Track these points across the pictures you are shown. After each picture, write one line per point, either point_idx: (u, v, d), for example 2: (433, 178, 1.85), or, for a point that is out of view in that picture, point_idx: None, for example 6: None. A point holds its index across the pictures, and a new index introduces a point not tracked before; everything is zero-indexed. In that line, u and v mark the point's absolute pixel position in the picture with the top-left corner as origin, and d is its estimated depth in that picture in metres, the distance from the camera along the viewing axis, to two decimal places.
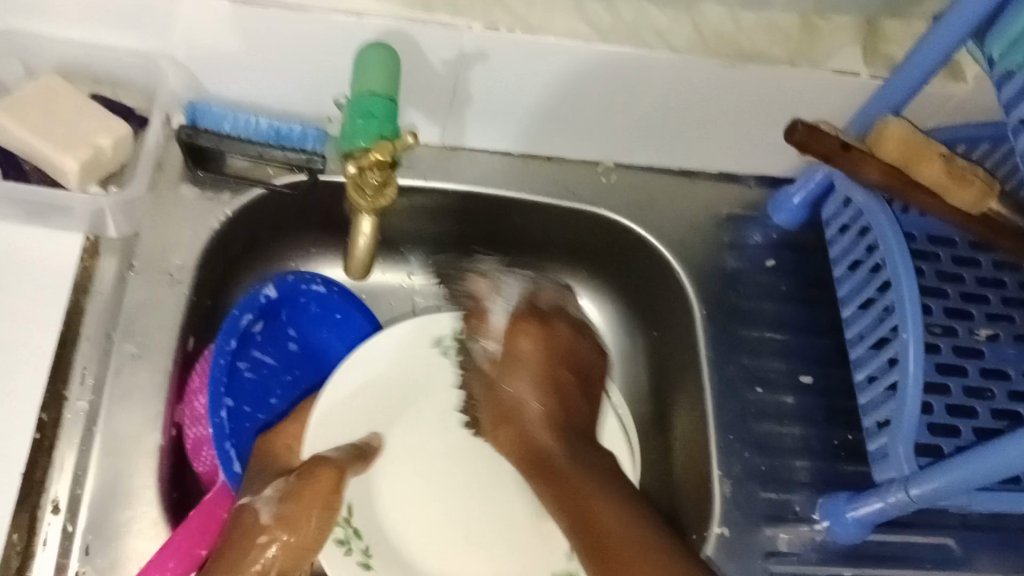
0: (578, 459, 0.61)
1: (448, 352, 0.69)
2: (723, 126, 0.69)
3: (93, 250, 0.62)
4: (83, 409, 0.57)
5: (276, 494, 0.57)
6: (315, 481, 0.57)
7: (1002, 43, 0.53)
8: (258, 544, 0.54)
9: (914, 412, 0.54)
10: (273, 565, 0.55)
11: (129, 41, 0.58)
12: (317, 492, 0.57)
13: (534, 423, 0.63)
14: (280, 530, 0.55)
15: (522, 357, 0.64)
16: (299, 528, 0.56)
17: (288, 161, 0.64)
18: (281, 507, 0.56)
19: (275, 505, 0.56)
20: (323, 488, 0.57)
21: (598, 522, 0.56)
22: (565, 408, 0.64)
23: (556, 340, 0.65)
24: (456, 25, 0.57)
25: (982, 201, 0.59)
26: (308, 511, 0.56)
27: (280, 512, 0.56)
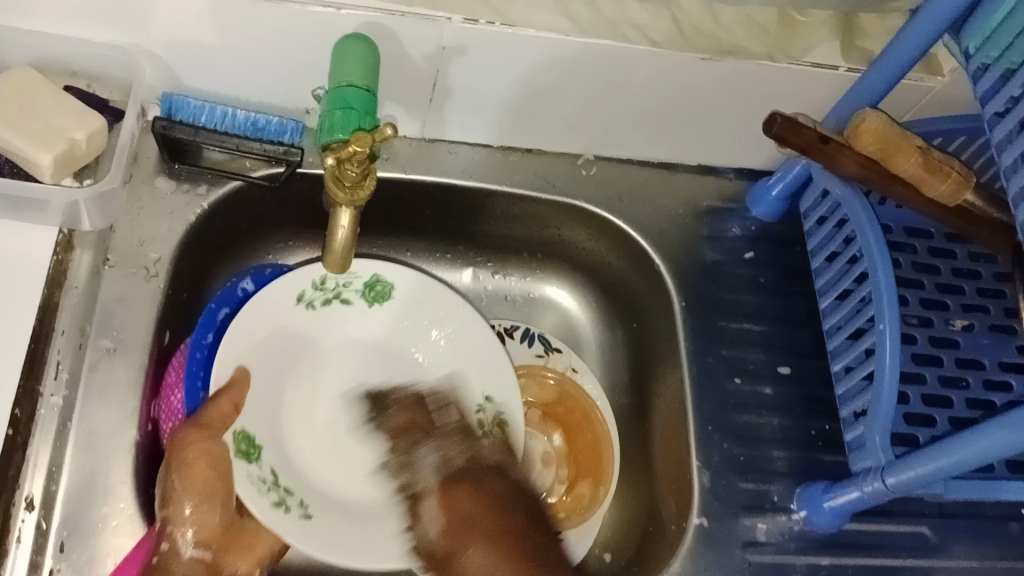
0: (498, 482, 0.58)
1: (313, 304, 0.66)
2: (703, 119, 0.69)
3: (67, 243, 0.61)
4: (58, 405, 0.57)
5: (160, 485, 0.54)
6: (178, 453, 0.54)
7: (978, 37, 0.54)
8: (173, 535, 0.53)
9: (891, 401, 0.55)
10: (184, 543, 0.54)
11: (103, 33, 0.57)
12: (194, 465, 0.54)
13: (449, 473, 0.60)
14: (165, 512, 0.53)
15: (467, 471, 0.59)
16: (174, 502, 0.54)
17: (266, 154, 0.63)
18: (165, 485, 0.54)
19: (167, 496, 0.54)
20: (199, 462, 0.55)
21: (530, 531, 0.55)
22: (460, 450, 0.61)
23: (485, 468, 0.59)
24: (434, 17, 0.57)
25: (957, 193, 0.60)
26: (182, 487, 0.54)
27: (163, 495, 0.54)
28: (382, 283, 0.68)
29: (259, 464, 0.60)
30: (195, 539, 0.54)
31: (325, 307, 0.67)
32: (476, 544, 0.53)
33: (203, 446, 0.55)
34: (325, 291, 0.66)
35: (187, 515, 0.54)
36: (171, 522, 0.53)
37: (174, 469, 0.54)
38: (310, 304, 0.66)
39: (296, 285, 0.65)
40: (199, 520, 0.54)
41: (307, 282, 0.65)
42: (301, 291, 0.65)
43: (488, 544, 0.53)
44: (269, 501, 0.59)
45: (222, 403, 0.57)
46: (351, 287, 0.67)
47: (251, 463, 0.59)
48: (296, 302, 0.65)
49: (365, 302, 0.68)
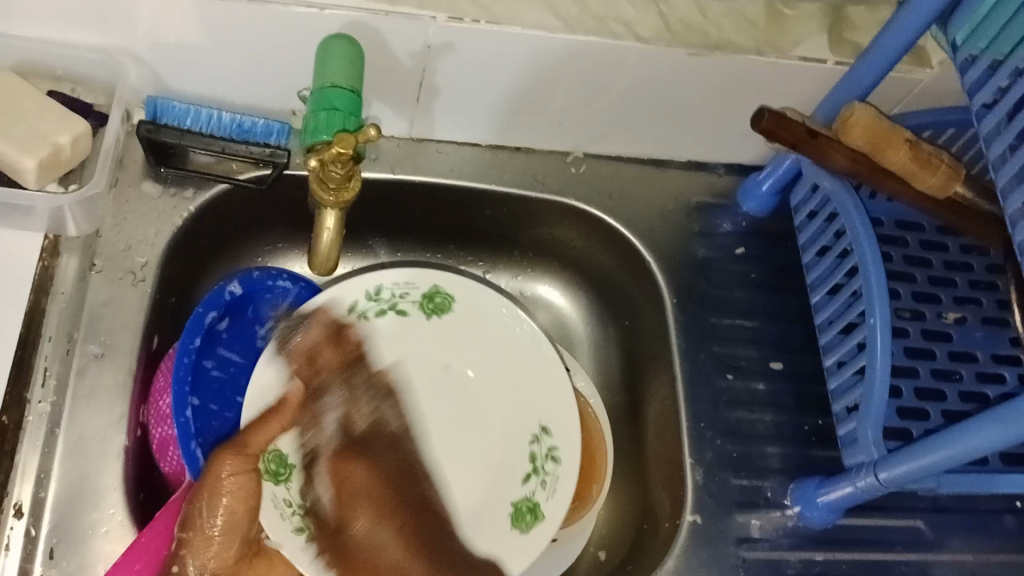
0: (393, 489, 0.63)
1: (366, 314, 0.65)
2: (692, 114, 0.69)
3: (53, 249, 0.60)
4: (46, 411, 0.56)
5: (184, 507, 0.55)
6: (211, 479, 0.55)
7: (964, 28, 0.53)
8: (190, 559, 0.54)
9: (882, 395, 0.55)
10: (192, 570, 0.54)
11: (86, 36, 0.57)
12: (226, 496, 0.55)
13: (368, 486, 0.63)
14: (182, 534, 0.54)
15: (368, 441, 0.64)
16: (195, 527, 0.54)
17: (252, 156, 0.63)
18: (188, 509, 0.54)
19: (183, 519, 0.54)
20: (229, 489, 0.55)
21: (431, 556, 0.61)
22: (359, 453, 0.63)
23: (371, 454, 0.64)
24: (419, 16, 0.56)
25: (948, 184, 0.60)
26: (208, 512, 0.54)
27: (184, 518, 0.54)
28: (442, 295, 0.67)
29: (289, 485, 0.60)
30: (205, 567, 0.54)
31: (379, 317, 0.66)
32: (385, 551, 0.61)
33: (236, 476, 0.56)
34: (380, 302, 0.66)
35: (207, 542, 0.54)
36: (185, 545, 0.54)
37: (203, 491, 0.55)
38: (364, 316, 0.65)
39: (350, 293, 0.65)
40: (217, 550, 0.54)
41: (360, 292, 0.65)
42: (352, 302, 0.65)
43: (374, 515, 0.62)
44: (292, 527, 0.58)
45: (267, 428, 0.59)
46: (408, 298, 0.66)
47: (279, 485, 0.59)
48: (349, 311, 0.65)
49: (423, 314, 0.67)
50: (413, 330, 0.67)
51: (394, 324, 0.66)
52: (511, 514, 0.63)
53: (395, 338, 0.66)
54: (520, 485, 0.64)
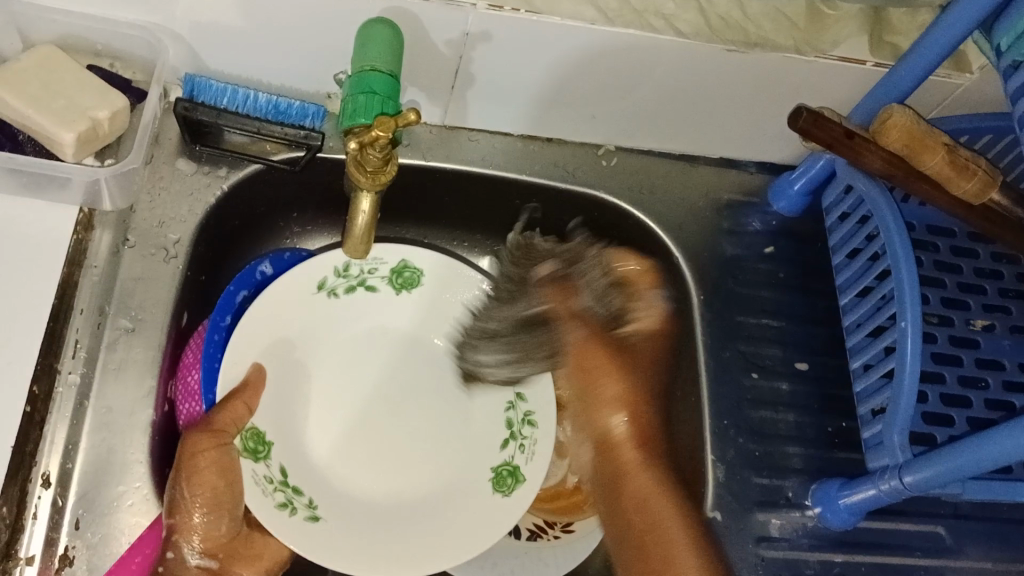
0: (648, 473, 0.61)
1: (334, 291, 0.66)
2: (726, 111, 0.68)
3: (88, 222, 0.61)
4: (75, 382, 0.57)
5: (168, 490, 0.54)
6: (190, 460, 0.54)
7: (1011, 34, 0.52)
8: (177, 543, 0.53)
9: (909, 400, 0.54)
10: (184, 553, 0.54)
11: (126, 13, 0.57)
12: (204, 473, 0.55)
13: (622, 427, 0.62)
14: (171, 521, 0.53)
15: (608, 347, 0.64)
16: (182, 512, 0.53)
17: (286, 137, 0.63)
18: (173, 493, 0.54)
19: (168, 503, 0.54)
20: (208, 471, 0.55)
21: (628, 488, 0.60)
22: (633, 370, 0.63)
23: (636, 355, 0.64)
24: (459, 3, 0.56)
25: (983, 191, 0.59)
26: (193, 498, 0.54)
27: (171, 504, 0.53)
28: (409, 270, 0.67)
29: (268, 462, 0.60)
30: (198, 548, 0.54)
31: (348, 294, 0.67)
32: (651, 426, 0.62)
33: (213, 454, 0.55)
34: (348, 278, 0.66)
35: (195, 525, 0.54)
36: (177, 530, 0.53)
37: (184, 472, 0.54)
38: (333, 292, 0.66)
39: (318, 272, 0.65)
40: (205, 530, 0.54)
41: (328, 269, 0.65)
42: (320, 279, 0.65)
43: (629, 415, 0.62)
44: (274, 503, 0.58)
45: (235, 407, 0.57)
46: (376, 273, 0.67)
47: (258, 462, 0.59)
48: (316, 289, 0.65)
49: (392, 288, 0.68)
50: (383, 303, 0.68)
51: (361, 298, 0.67)
52: (493, 479, 0.64)
53: (363, 312, 0.67)
54: (499, 452, 0.65)
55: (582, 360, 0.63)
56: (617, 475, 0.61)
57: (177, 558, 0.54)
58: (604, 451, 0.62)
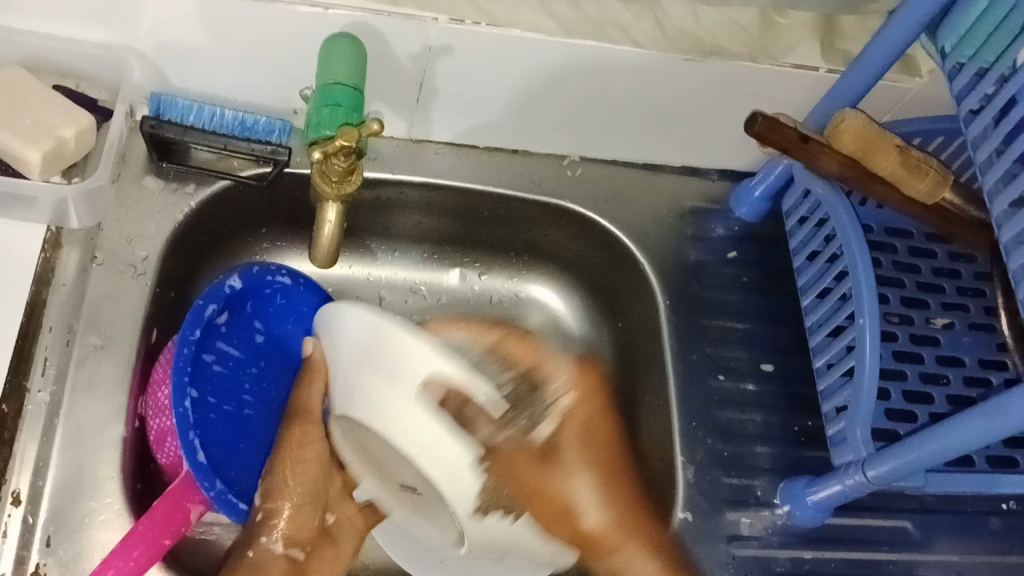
0: (618, 488, 0.65)
1: None
2: (688, 119, 0.70)
3: (55, 241, 0.61)
4: (45, 400, 0.56)
5: (261, 479, 0.60)
6: (287, 456, 0.61)
7: (953, 37, 0.55)
8: (264, 531, 0.58)
9: (870, 396, 0.55)
10: (277, 536, 0.59)
11: (92, 32, 0.58)
12: (307, 465, 0.61)
13: (594, 453, 0.65)
14: (268, 505, 0.59)
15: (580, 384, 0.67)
16: (276, 497, 0.59)
17: (253, 153, 0.64)
18: (267, 481, 0.60)
19: (261, 488, 0.59)
20: (309, 462, 0.61)
21: (626, 502, 0.64)
22: (598, 437, 0.65)
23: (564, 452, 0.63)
24: (420, 17, 0.57)
25: (935, 190, 0.61)
26: (286, 484, 0.60)
27: (268, 489, 0.59)
28: None
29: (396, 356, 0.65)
30: (286, 539, 0.59)
31: None
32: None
33: (318, 446, 0.62)
34: None
35: (286, 512, 0.59)
36: (275, 515, 0.59)
37: (281, 461, 0.60)
38: None
39: None
40: (293, 521, 0.60)
41: None
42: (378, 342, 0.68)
43: (595, 478, 0.64)
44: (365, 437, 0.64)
45: (312, 389, 0.61)
46: None
47: None
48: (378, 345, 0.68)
49: None
50: None
51: None
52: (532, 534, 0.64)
53: None
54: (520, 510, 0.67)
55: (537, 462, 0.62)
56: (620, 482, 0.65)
57: (269, 543, 0.58)
58: (608, 479, 0.65)
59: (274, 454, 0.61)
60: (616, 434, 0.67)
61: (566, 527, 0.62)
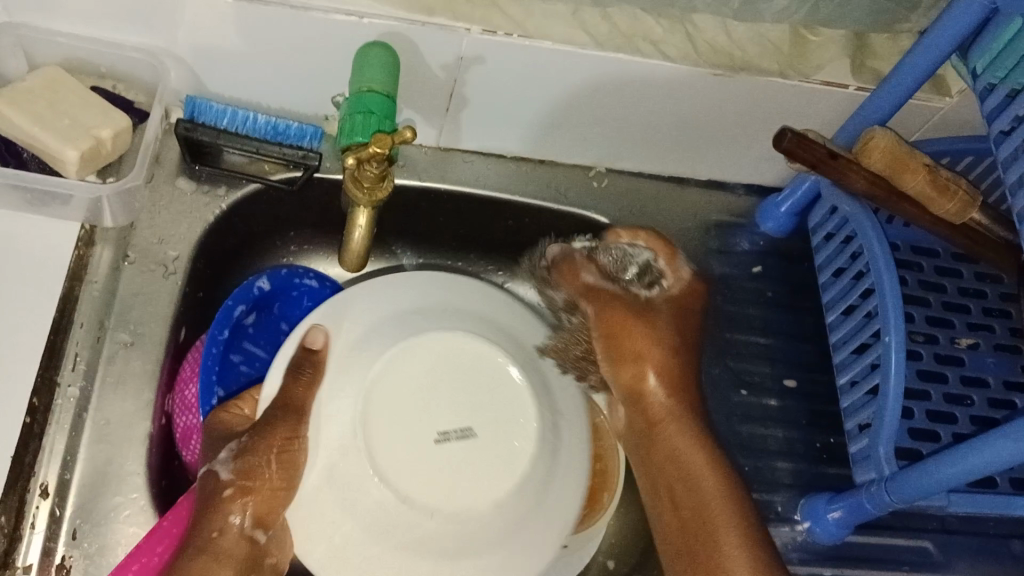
0: (685, 435, 0.60)
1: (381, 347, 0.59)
2: (717, 133, 0.70)
3: (89, 238, 0.61)
4: (74, 395, 0.57)
5: (231, 455, 0.56)
6: (263, 436, 0.55)
7: (985, 58, 0.55)
8: (227, 510, 0.54)
9: (894, 415, 0.55)
10: (247, 518, 0.54)
11: (131, 34, 0.59)
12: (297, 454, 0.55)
13: (660, 392, 0.62)
14: (247, 483, 0.55)
15: (656, 307, 0.63)
16: (252, 477, 0.55)
17: (285, 157, 0.64)
18: (237, 462, 0.55)
19: (233, 463, 0.55)
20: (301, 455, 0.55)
21: (685, 490, 0.59)
22: (675, 365, 0.62)
23: (663, 316, 0.63)
24: (454, 28, 0.58)
25: (964, 211, 0.61)
26: (262, 459, 0.55)
27: (244, 470, 0.55)
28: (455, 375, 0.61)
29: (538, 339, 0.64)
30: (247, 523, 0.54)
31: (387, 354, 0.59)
32: (708, 477, 0.58)
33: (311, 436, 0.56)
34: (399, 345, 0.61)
35: (258, 491, 0.54)
36: (252, 492, 0.54)
37: (253, 437, 0.55)
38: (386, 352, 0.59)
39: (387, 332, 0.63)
40: (257, 505, 0.54)
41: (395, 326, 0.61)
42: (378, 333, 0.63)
43: (670, 391, 0.62)
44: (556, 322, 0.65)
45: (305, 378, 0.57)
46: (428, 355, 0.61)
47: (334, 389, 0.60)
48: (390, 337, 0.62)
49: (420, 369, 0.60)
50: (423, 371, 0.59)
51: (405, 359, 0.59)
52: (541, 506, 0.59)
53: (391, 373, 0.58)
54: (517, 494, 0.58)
55: (610, 340, 0.62)
56: (659, 438, 0.61)
57: (243, 527, 0.54)
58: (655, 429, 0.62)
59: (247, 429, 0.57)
60: (671, 364, 0.62)
61: (629, 372, 0.62)
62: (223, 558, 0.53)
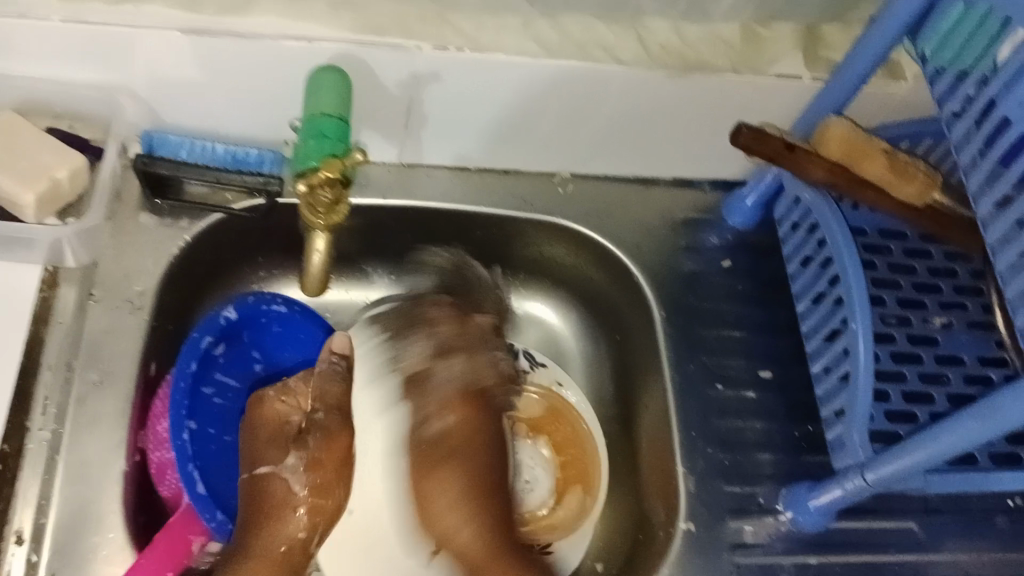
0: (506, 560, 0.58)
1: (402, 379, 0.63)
2: (677, 133, 0.70)
3: (52, 281, 0.61)
4: (47, 438, 0.57)
5: (303, 470, 0.59)
6: (335, 443, 0.60)
7: (935, 40, 0.55)
8: (294, 516, 0.58)
9: (866, 400, 0.56)
10: (312, 535, 0.59)
11: (82, 73, 0.59)
12: (336, 441, 0.61)
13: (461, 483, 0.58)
14: (318, 500, 0.59)
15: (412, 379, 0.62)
16: (328, 494, 0.59)
17: (246, 185, 0.64)
18: (310, 477, 0.59)
19: (305, 476, 0.59)
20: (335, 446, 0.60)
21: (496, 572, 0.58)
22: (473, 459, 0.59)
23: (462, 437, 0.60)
24: (405, 46, 0.58)
25: (925, 193, 0.61)
26: (334, 478, 0.60)
27: (319, 487, 0.59)
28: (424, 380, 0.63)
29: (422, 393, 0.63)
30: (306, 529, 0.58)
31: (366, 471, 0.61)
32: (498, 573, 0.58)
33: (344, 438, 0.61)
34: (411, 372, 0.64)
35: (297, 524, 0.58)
36: (320, 512, 0.59)
37: (321, 442, 0.60)
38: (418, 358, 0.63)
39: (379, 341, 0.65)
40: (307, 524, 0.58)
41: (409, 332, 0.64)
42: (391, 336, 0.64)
43: (458, 491, 0.58)
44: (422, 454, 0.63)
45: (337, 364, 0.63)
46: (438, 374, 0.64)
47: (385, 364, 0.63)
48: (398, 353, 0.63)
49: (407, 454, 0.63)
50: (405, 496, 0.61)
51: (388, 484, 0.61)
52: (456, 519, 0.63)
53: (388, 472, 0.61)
54: None
55: (423, 463, 0.59)
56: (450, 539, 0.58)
57: (304, 541, 0.58)
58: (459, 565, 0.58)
59: (305, 428, 0.61)
60: (481, 483, 0.59)
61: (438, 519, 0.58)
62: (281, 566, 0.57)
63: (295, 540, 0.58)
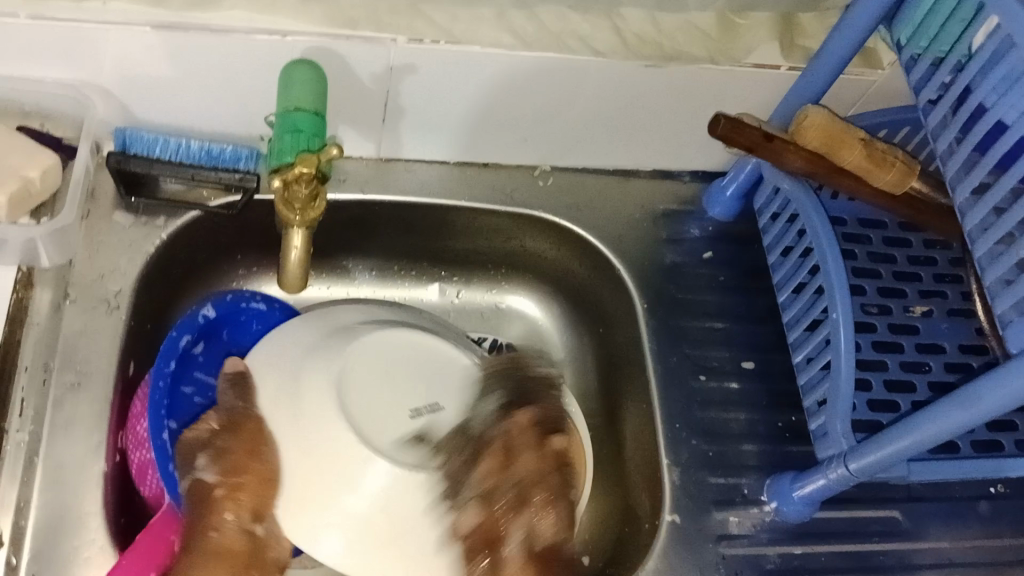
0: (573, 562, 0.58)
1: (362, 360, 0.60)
2: (657, 124, 0.70)
3: (27, 281, 0.60)
4: (24, 441, 0.56)
5: (212, 460, 0.55)
6: (241, 433, 0.56)
7: (909, 28, 0.55)
8: (219, 510, 0.54)
9: (848, 389, 0.56)
10: (241, 514, 0.54)
11: (52, 70, 0.58)
12: (233, 444, 0.55)
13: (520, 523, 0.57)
14: (235, 479, 0.54)
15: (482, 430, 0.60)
16: (246, 470, 0.54)
17: (223, 181, 0.64)
18: (221, 465, 0.55)
19: (215, 467, 0.55)
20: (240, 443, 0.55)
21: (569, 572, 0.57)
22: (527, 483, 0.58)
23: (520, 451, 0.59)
24: (380, 39, 0.58)
25: (904, 181, 0.61)
26: (247, 459, 0.55)
27: (231, 467, 0.55)
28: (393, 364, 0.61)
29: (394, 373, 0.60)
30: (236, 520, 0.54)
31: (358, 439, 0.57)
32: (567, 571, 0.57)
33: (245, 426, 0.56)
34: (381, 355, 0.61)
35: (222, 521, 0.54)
36: (240, 489, 0.54)
37: (228, 440, 0.56)
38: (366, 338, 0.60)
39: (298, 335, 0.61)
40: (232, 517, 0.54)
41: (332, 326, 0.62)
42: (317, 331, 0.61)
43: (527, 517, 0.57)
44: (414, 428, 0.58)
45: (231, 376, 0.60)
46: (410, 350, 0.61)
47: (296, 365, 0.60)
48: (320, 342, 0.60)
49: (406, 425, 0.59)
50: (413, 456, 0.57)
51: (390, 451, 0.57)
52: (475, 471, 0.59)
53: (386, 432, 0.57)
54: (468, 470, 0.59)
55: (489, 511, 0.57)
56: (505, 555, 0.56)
57: (237, 525, 0.54)
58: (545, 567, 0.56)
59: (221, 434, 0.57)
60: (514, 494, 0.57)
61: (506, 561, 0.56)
62: (224, 555, 0.53)
63: (229, 530, 0.54)
